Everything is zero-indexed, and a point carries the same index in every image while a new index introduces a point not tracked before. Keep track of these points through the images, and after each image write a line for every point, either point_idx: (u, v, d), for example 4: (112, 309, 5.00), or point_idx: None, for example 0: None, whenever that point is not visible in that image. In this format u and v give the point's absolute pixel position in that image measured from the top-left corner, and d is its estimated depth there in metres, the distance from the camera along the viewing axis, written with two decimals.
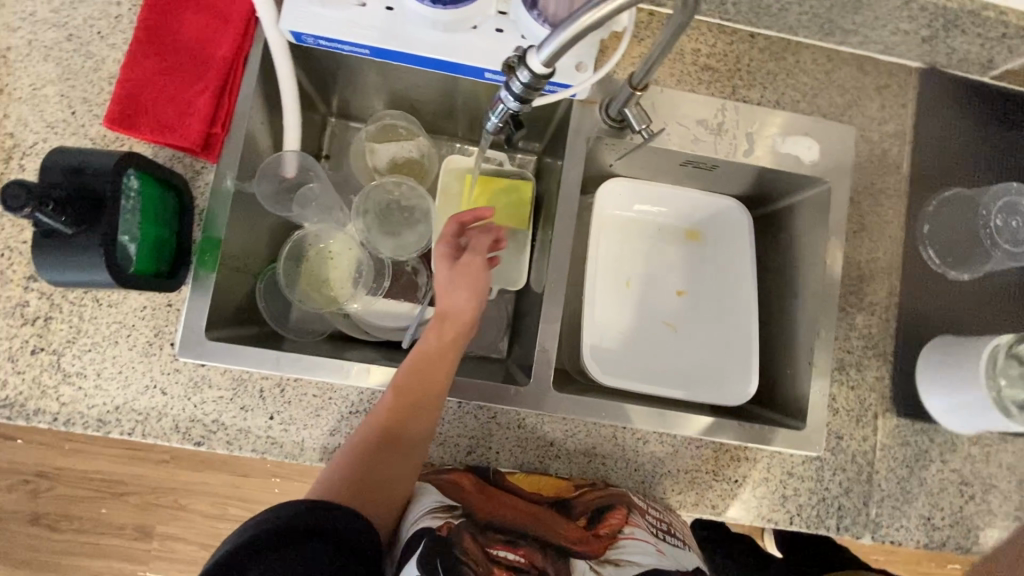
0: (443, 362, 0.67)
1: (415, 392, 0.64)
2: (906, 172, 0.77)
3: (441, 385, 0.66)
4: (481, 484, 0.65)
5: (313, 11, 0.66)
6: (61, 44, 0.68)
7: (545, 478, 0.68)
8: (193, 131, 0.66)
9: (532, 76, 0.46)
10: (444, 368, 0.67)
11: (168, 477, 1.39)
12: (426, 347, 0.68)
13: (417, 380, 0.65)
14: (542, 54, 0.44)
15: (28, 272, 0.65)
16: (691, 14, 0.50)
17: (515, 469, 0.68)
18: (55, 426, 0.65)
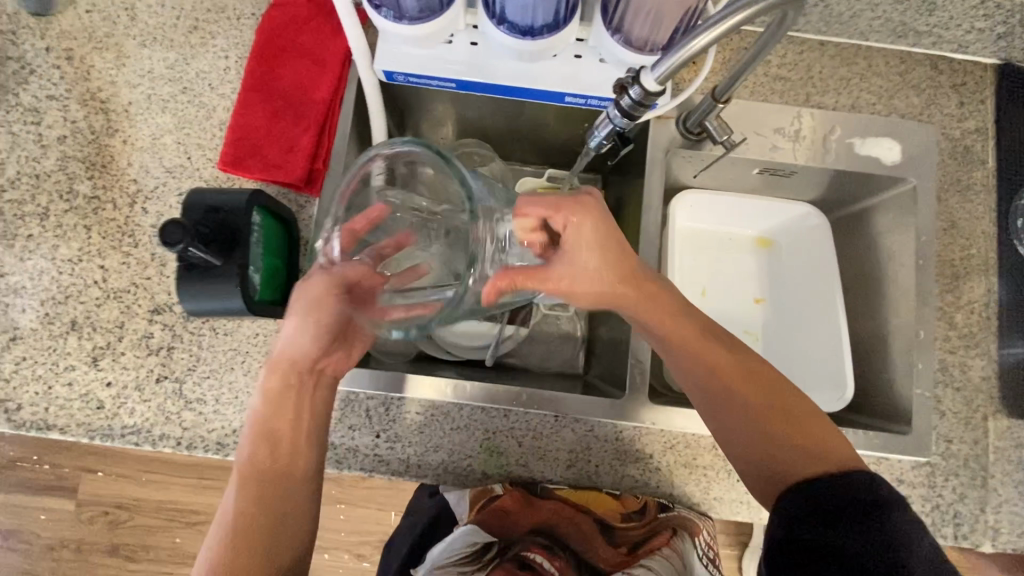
0: (300, 421, 0.59)
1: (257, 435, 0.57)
2: (992, 167, 0.77)
3: (286, 454, 0.58)
4: (527, 502, 0.71)
5: (404, 50, 0.70)
6: (177, 96, 0.75)
7: (594, 499, 0.74)
8: (299, 169, 0.71)
9: (643, 94, 0.48)
10: (289, 434, 0.58)
11: None
12: (271, 408, 0.59)
13: (262, 463, 0.57)
14: (656, 72, 0.46)
15: (152, 305, 0.70)
16: (788, 29, 0.51)
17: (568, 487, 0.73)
18: (178, 450, 0.68)
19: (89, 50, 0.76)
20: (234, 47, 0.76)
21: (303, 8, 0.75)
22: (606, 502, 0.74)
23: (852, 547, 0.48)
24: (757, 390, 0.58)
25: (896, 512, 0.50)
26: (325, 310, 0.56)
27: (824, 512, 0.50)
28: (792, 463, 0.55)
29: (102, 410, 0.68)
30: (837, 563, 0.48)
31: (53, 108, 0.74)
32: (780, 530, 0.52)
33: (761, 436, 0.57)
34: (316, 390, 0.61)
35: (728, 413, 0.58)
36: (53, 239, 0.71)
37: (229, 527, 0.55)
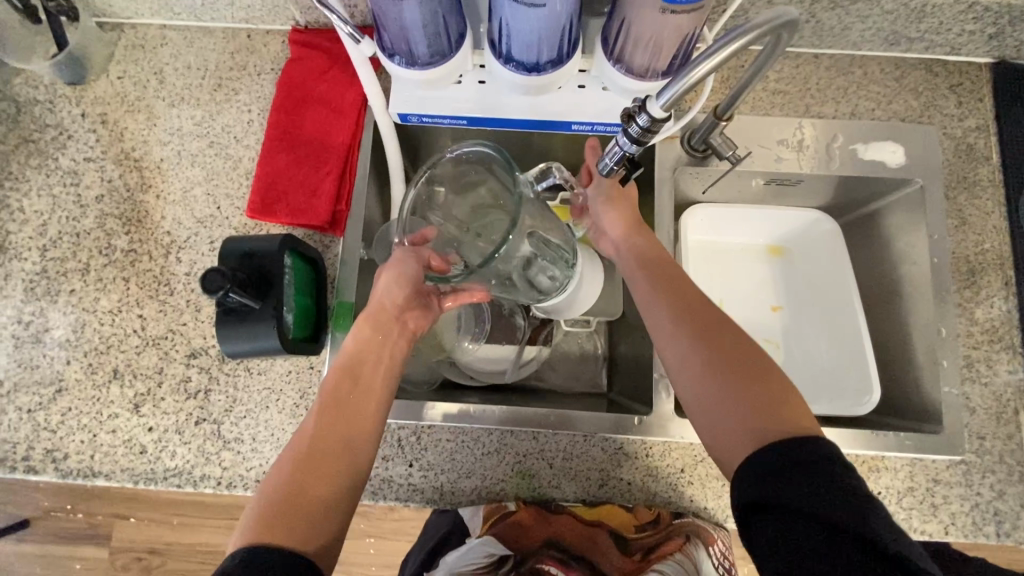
0: (375, 373, 0.60)
1: (343, 378, 0.58)
2: (997, 163, 0.78)
3: (360, 398, 0.57)
4: (542, 517, 0.70)
5: (417, 93, 0.74)
6: (205, 150, 0.79)
7: (609, 509, 0.70)
8: (323, 211, 0.74)
9: (650, 120, 0.50)
10: (369, 381, 0.59)
11: None
12: (354, 352, 0.60)
13: (337, 402, 0.56)
14: (661, 100, 0.48)
15: (189, 350, 0.73)
16: (783, 49, 0.53)
17: (580, 503, 0.70)
18: (219, 490, 0.70)
19: (121, 113, 0.80)
20: (256, 100, 0.80)
21: (319, 60, 0.79)
22: (618, 513, 0.70)
23: (826, 509, 0.44)
24: (729, 346, 0.56)
25: (855, 476, 0.45)
26: (408, 276, 0.62)
27: (803, 467, 0.46)
28: (755, 420, 0.51)
29: (144, 455, 0.71)
30: (812, 522, 0.44)
31: (90, 169, 0.79)
32: (751, 492, 0.48)
33: (734, 391, 0.53)
34: (398, 344, 0.63)
35: (705, 373, 0.55)
36: (93, 292, 0.75)
37: (292, 459, 0.53)
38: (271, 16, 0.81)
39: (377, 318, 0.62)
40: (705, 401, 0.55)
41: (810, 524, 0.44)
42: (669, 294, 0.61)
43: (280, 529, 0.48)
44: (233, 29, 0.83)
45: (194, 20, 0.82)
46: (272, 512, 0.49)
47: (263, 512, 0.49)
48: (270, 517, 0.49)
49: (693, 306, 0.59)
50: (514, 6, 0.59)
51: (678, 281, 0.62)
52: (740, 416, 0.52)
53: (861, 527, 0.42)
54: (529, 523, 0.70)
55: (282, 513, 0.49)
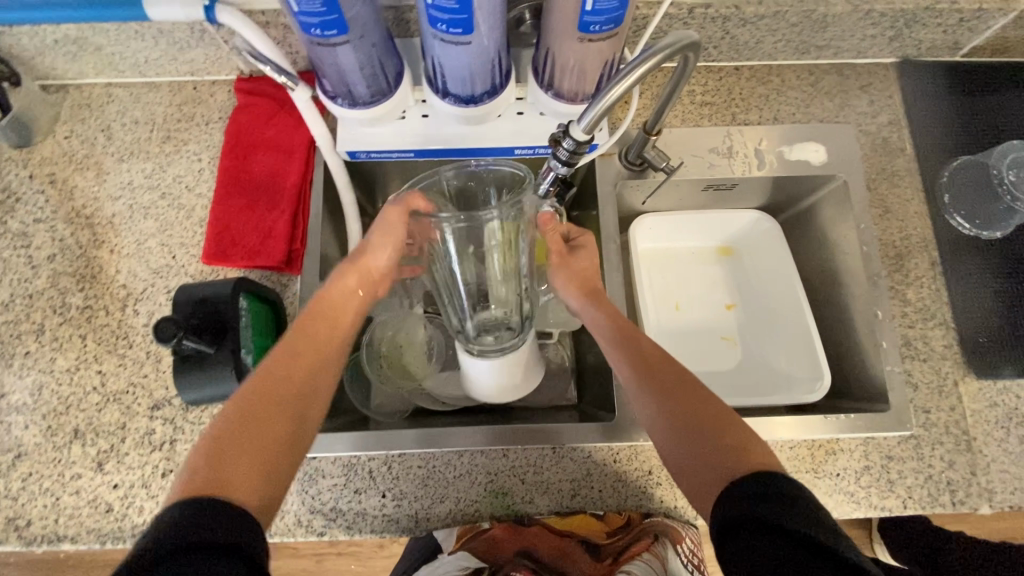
0: (325, 350, 0.63)
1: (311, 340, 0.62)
2: (911, 153, 0.83)
3: (310, 373, 0.60)
4: (515, 529, 0.70)
5: (363, 131, 0.77)
6: (157, 202, 0.80)
7: (584, 518, 0.71)
8: (278, 252, 0.75)
9: (574, 142, 0.53)
10: (317, 355, 0.61)
11: None
12: (304, 330, 0.63)
13: (290, 372, 0.58)
14: (582, 123, 0.52)
15: (152, 402, 0.73)
16: (692, 69, 0.58)
17: (554, 513, 0.71)
18: None
19: (71, 171, 0.81)
20: (206, 149, 0.82)
21: (266, 106, 0.81)
22: (592, 522, 0.71)
23: (793, 523, 0.45)
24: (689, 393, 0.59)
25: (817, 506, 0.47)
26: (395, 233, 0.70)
27: (769, 496, 0.47)
28: (722, 459, 0.53)
29: (111, 513, 0.69)
30: (778, 537, 0.44)
31: (40, 230, 0.79)
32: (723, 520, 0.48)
33: (692, 438, 0.56)
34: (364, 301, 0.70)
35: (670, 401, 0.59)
36: (50, 352, 0.74)
37: (239, 423, 0.53)
38: (214, 67, 0.83)
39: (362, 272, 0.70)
40: (672, 440, 0.57)
41: (777, 540, 0.44)
42: (632, 352, 0.64)
43: (223, 483, 0.49)
44: (179, 82, 0.85)
45: (139, 76, 0.84)
46: (214, 466, 0.50)
47: (202, 466, 0.50)
48: (210, 473, 0.49)
49: (653, 361, 0.62)
50: (444, 46, 0.62)
51: (638, 341, 0.65)
52: (707, 454, 0.54)
53: (832, 546, 0.43)
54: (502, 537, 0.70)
55: (226, 471, 0.50)
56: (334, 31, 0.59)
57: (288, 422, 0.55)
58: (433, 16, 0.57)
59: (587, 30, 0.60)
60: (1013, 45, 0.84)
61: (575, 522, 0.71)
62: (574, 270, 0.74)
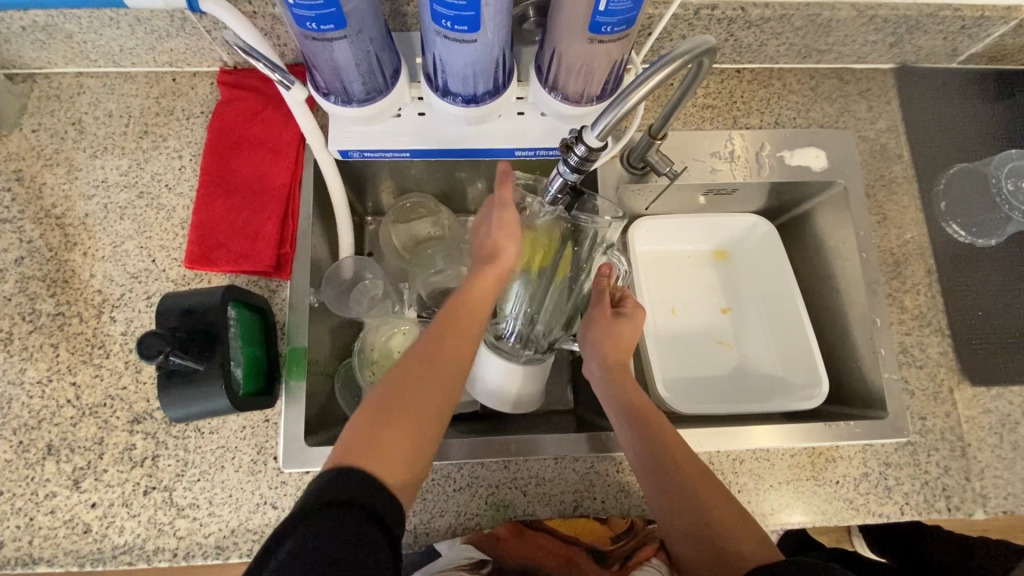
0: (473, 335, 0.62)
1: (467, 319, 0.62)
2: (909, 160, 0.84)
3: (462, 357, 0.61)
4: (518, 531, 0.67)
5: (356, 129, 0.73)
6: (134, 202, 0.75)
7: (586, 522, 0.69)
8: (267, 256, 0.72)
9: (587, 147, 0.51)
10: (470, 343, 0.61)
11: None
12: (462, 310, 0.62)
13: (434, 356, 0.59)
14: (596, 128, 0.50)
15: (131, 415, 0.69)
16: (705, 75, 0.56)
17: (555, 516, 0.69)
18: (176, 562, 0.66)
19: (39, 167, 0.76)
20: (186, 146, 0.77)
21: (252, 101, 0.77)
22: (595, 528, 0.68)
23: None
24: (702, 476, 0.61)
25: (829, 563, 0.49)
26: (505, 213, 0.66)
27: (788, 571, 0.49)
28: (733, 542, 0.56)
29: (89, 534, 0.65)
30: None
31: (6, 231, 0.73)
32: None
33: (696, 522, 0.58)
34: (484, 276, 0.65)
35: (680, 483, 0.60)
36: (18, 363, 0.69)
37: (384, 409, 0.55)
38: (195, 58, 0.78)
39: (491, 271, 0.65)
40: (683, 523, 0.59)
41: None
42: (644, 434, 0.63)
43: (374, 462, 0.51)
44: (156, 73, 0.80)
45: (113, 66, 0.79)
46: (366, 449, 0.51)
47: (355, 447, 0.51)
48: (357, 458, 0.50)
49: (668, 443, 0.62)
50: (446, 43, 0.59)
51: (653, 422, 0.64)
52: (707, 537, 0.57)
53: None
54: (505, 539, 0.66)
55: (371, 455, 0.51)
56: (331, 26, 0.56)
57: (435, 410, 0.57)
58: (437, 12, 0.54)
59: (597, 31, 0.58)
60: (1008, 53, 0.85)
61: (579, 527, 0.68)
62: (609, 335, 0.70)
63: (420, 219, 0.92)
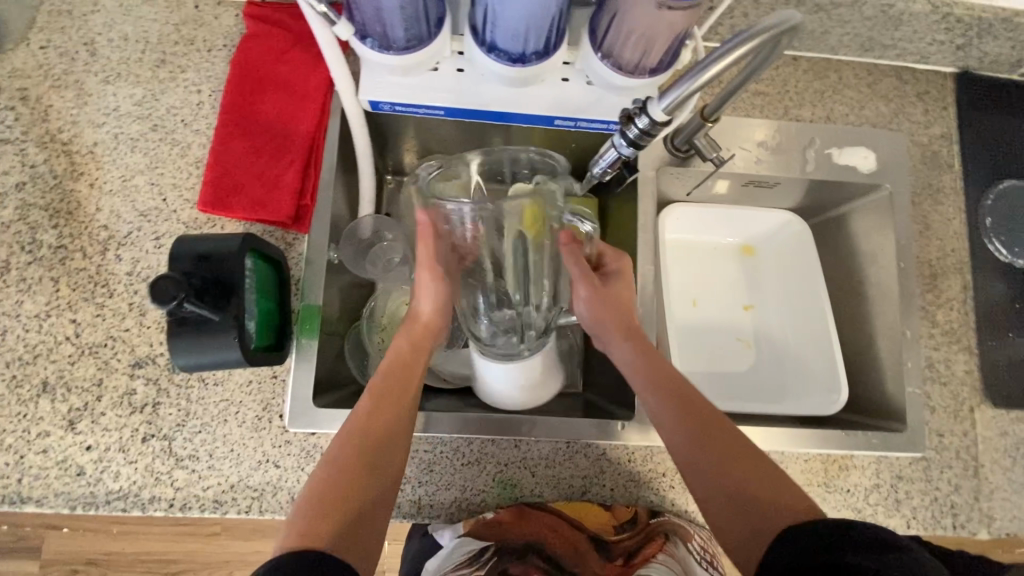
0: (408, 383, 0.63)
1: (396, 372, 0.63)
2: (959, 171, 0.80)
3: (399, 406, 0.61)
4: (522, 514, 0.66)
5: (391, 80, 0.69)
6: (147, 134, 0.71)
7: (591, 509, 0.68)
8: (286, 206, 0.68)
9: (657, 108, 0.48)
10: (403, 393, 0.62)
11: (221, 549, 1.43)
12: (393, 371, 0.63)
13: (370, 418, 0.58)
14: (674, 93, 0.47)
15: (132, 360, 0.66)
16: (778, 57, 0.52)
17: (560, 499, 0.68)
18: (171, 512, 0.64)
19: (46, 88, 0.71)
20: (207, 80, 0.72)
21: (279, 38, 0.72)
22: (599, 515, 0.68)
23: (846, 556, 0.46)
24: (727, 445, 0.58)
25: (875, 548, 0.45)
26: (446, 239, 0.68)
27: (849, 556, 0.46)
28: (773, 510, 0.52)
29: (82, 477, 0.63)
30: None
31: (8, 153, 0.69)
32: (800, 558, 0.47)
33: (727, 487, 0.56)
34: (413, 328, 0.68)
35: (704, 451, 0.58)
36: (15, 294, 0.66)
37: (327, 489, 0.53)
38: None
39: (416, 330, 0.68)
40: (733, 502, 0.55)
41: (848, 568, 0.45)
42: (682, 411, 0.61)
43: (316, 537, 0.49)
44: None
45: None
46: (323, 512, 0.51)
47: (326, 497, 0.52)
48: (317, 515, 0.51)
49: (706, 420, 0.60)
50: None
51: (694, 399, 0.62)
52: (743, 506, 0.54)
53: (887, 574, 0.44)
54: (511, 521, 0.66)
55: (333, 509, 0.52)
56: None
57: (373, 480, 0.55)
58: None
59: None
60: None
61: (584, 511, 0.68)
62: (608, 299, 0.69)
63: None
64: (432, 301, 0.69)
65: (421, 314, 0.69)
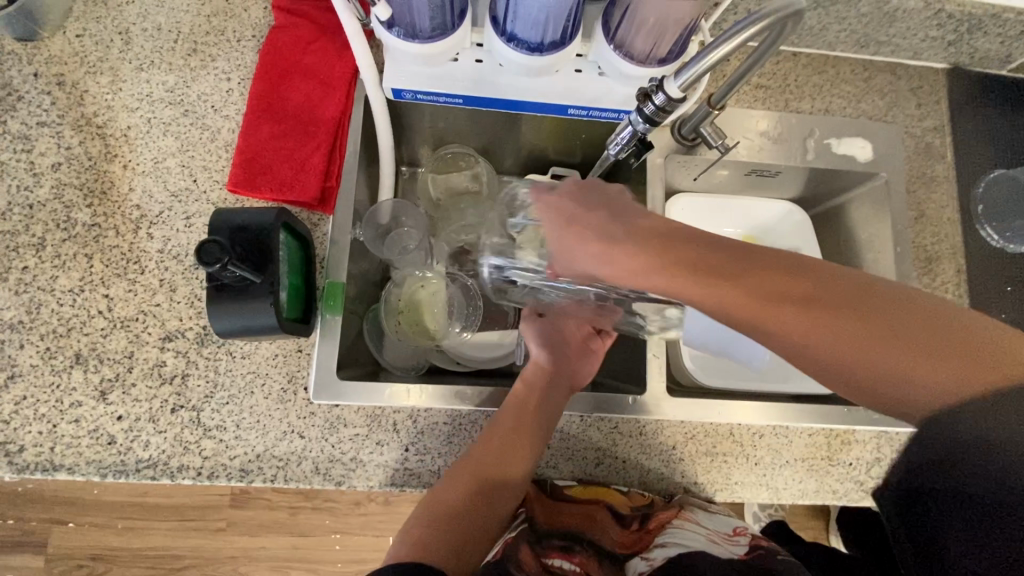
0: (530, 425, 0.66)
1: (516, 412, 0.67)
2: (951, 161, 0.84)
3: (512, 448, 0.65)
4: (538, 496, 0.68)
5: (414, 69, 0.72)
6: (179, 119, 0.74)
7: (603, 488, 0.69)
8: (313, 187, 0.71)
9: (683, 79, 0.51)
10: (522, 433, 0.66)
11: (226, 544, 1.43)
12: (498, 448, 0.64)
13: (490, 451, 0.64)
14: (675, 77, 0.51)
15: (163, 333, 0.68)
16: (779, 44, 0.56)
17: (575, 483, 0.69)
18: (198, 481, 0.66)
19: (82, 75, 0.74)
20: (237, 69, 0.76)
21: (306, 29, 0.75)
22: (611, 493, 0.69)
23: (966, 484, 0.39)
24: (888, 321, 0.44)
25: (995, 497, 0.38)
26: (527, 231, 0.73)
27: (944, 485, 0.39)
28: (944, 379, 0.42)
29: (113, 446, 0.65)
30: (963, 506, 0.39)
31: (45, 136, 0.71)
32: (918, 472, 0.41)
33: (908, 356, 0.43)
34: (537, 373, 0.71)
35: (869, 341, 0.43)
36: (50, 270, 0.68)
37: (445, 508, 0.61)
38: None
39: (528, 375, 0.71)
40: (931, 385, 0.42)
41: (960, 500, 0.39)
42: (755, 290, 0.46)
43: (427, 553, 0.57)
44: None
45: None
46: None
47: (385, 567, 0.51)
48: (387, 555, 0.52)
49: (778, 292, 0.45)
50: None
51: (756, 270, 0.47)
52: (917, 363, 0.42)
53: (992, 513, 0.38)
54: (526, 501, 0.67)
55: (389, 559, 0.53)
56: None
57: (481, 514, 0.62)
58: None
59: None
60: None
61: (597, 491, 0.69)
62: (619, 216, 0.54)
63: (458, 173, 0.92)
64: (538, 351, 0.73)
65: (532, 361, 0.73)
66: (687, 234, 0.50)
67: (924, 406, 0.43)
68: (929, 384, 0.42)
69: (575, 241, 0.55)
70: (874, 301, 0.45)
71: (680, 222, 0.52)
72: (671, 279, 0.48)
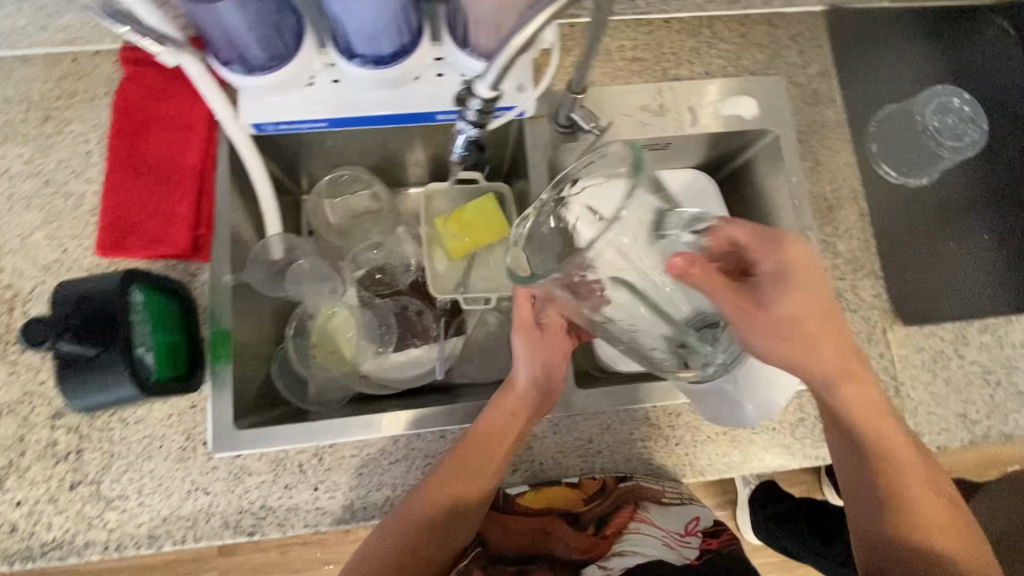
0: (498, 459, 0.65)
1: (484, 447, 0.65)
2: (841, 104, 0.82)
3: (477, 482, 0.64)
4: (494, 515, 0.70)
5: (267, 100, 0.69)
6: (41, 190, 0.72)
7: (551, 491, 0.70)
8: (183, 238, 0.69)
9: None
10: (487, 468, 0.64)
11: None
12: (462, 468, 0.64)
13: (452, 483, 0.63)
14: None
15: (51, 411, 0.67)
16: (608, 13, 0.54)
17: (529, 489, 0.70)
18: (108, 554, 0.65)
19: None
20: (93, 129, 0.74)
21: (157, 77, 0.73)
22: (563, 494, 0.70)
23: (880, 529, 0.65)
24: (862, 392, 0.66)
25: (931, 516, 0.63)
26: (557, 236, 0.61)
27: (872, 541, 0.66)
28: (911, 472, 0.65)
29: (16, 533, 0.64)
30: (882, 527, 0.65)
31: None
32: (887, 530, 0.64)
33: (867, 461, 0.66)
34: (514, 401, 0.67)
35: (877, 415, 0.66)
36: None
37: (392, 538, 0.62)
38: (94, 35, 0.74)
39: (507, 398, 0.67)
40: (842, 462, 0.68)
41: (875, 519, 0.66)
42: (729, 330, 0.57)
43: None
44: (56, 54, 0.75)
45: (7, 49, 0.74)
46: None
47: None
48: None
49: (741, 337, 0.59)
50: None
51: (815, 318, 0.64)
52: (860, 478, 0.67)
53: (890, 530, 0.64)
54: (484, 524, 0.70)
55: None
56: None
57: (432, 542, 0.63)
58: None
59: None
60: None
61: (551, 497, 0.70)
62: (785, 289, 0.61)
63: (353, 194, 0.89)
64: (525, 371, 0.67)
65: (516, 383, 0.67)
66: (764, 291, 0.63)
67: (838, 449, 0.69)
68: (887, 512, 0.65)
69: (749, 330, 0.61)
70: (880, 413, 0.66)
71: (806, 265, 0.62)
72: (789, 352, 0.63)
